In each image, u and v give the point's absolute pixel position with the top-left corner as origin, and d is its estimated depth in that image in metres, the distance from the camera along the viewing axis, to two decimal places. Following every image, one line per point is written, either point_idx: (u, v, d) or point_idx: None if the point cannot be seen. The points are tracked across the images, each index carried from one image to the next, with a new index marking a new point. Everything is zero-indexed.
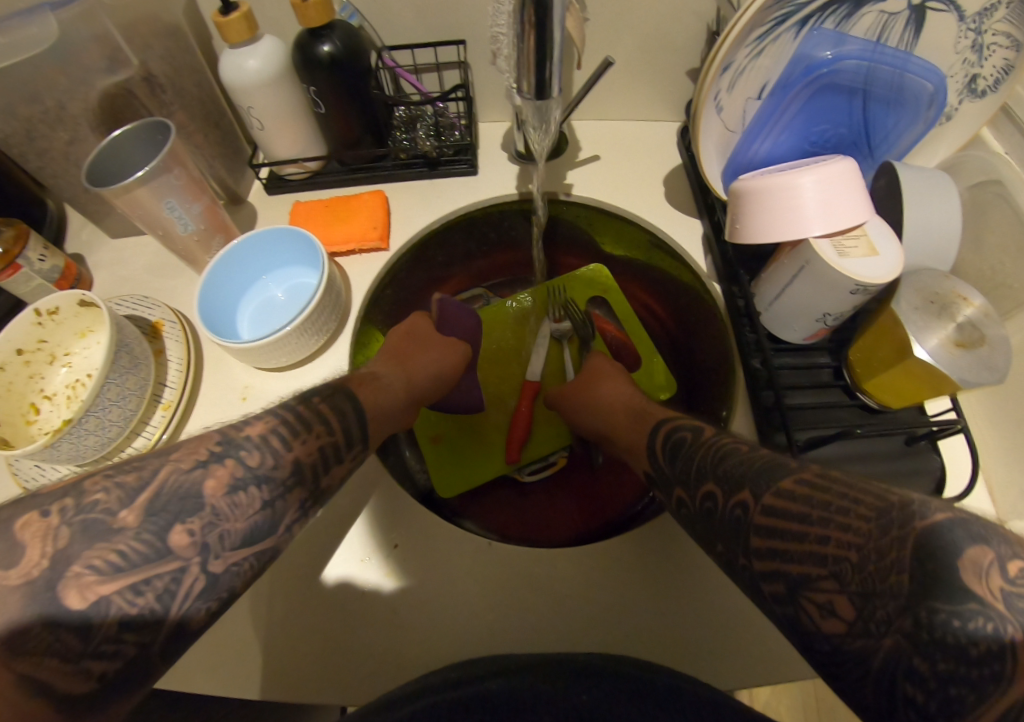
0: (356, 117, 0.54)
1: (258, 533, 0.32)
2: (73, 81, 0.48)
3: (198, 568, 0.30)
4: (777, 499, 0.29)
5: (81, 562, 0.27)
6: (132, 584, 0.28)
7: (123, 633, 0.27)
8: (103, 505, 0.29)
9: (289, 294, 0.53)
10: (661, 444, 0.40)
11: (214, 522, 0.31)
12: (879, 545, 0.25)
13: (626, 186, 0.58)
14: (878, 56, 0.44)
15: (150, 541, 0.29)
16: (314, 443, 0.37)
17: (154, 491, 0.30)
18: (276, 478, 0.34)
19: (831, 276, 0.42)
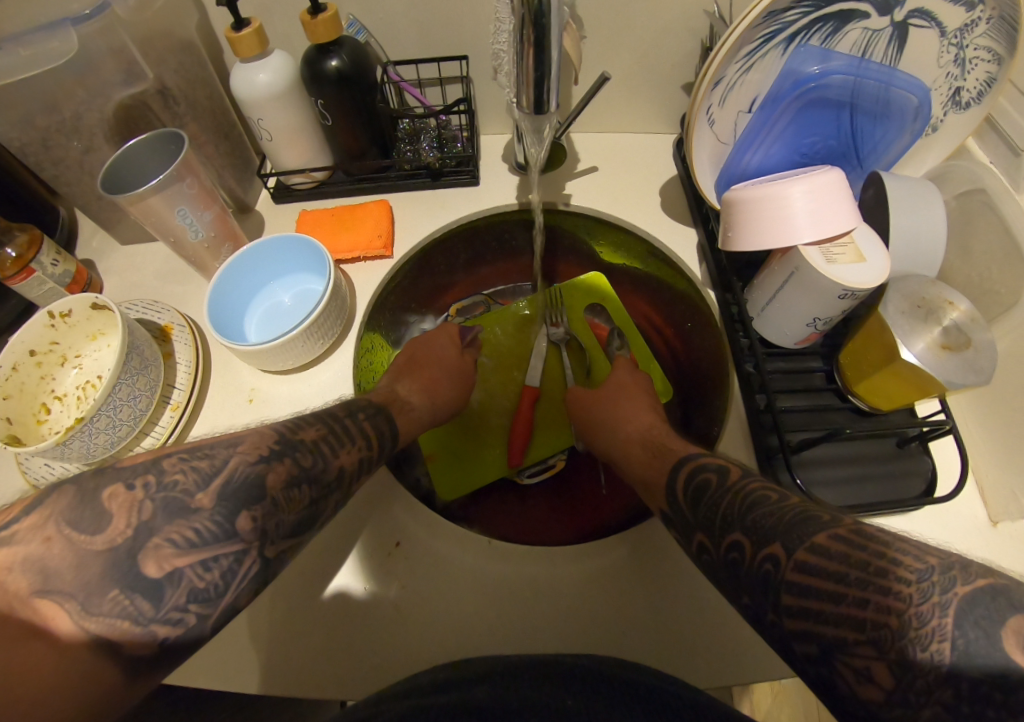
0: (362, 129, 0.56)
1: (304, 526, 0.34)
2: (90, 93, 0.50)
3: (255, 551, 0.31)
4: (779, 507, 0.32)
5: (163, 535, 0.28)
6: (197, 562, 0.29)
7: (191, 604, 0.28)
8: (183, 485, 0.30)
9: (296, 300, 0.54)
10: (684, 487, 0.38)
11: (274, 511, 0.32)
12: (921, 610, 0.24)
13: (622, 197, 0.60)
14: (863, 71, 0.46)
15: (222, 523, 0.30)
16: (356, 452, 0.40)
17: (222, 474, 0.31)
18: (323, 479, 0.36)
19: (819, 282, 0.43)
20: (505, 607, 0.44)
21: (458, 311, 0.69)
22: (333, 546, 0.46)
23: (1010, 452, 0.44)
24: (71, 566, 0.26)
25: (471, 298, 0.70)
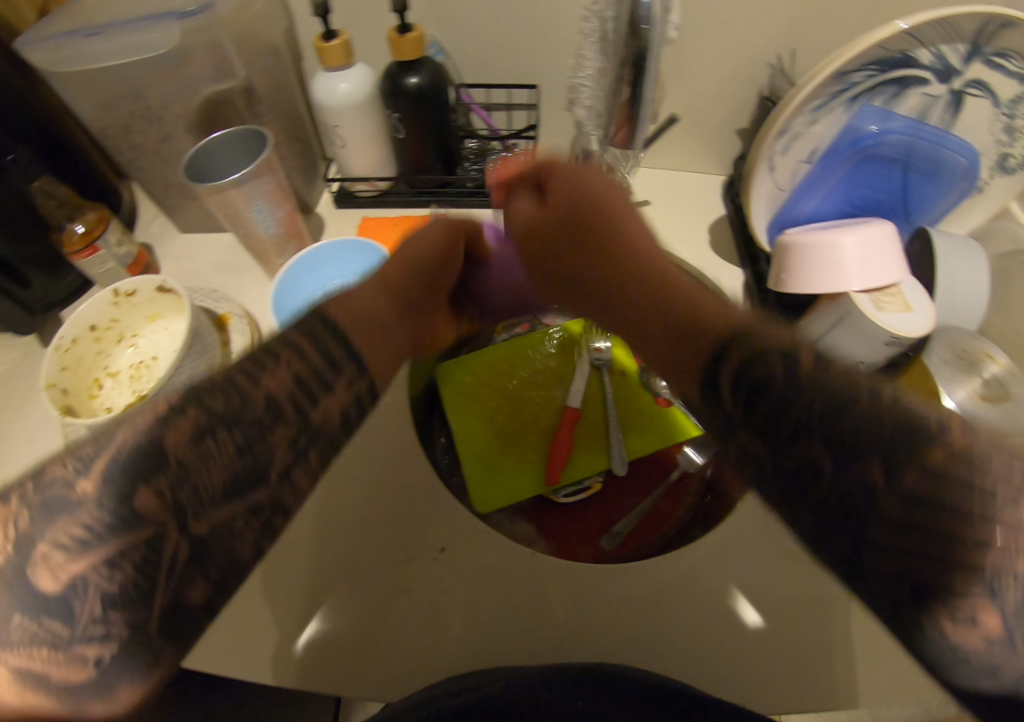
0: (431, 144, 0.59)
1: (241, 482, 0.34)
2: (179, 84, 0.53)
3: (175, 532, 0.30)
4: (815, 375, 0.31)
5: (45, 544, 0.28)
6: (99, 564, 0.28)
7: (109, 613, 0.28)
8: (61, 480, 0.29)
9: (354, 301, 0.56)
10: (735, 379, 0.33)
11: (183, 476, 0.32)
12: (886, 493, 0.27)
13: (673, 230, 0.62)
14: (918, 132, 0.48)
15: (110, 510, 0.29)
16: (282, 373, 0.38)
17: (105, 453, 0.30)
18: (242, 420, 0.35)
19: (869, 327, 0.45)
20: (546, 617, 0.45)
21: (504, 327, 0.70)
22: (379, 544, 0.48)
23: None
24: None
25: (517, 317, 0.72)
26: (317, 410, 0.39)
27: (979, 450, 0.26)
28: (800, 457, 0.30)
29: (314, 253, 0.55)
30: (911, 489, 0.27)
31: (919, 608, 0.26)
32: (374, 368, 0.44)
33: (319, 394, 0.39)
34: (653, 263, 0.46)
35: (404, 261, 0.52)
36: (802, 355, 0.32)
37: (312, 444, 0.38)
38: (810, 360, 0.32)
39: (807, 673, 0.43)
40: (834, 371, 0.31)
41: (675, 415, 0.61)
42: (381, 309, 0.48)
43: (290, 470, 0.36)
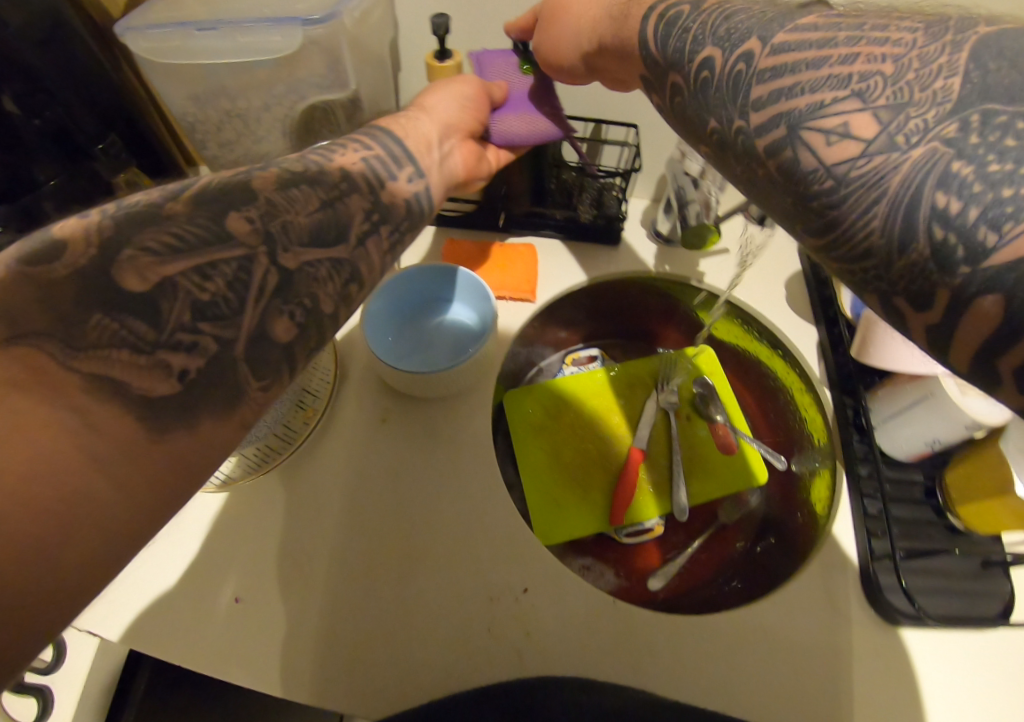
0: (527, 174, 0.58)
1: (322, 233, 0.31)
2: (286, 88, 0.52)
3: (267, 259, 0.28)
4: (775, 61, 0.27)
5: (137, 242, 0.25)
6: (191, 272, 0.26)
7: (201, 323, 0.26)
8: (147, 200, 0.27)
9: (444, 326, 0.56)
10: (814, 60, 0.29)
11: (273, 214, 0.29)
12: (922, 53, 0.23)
13: (751, 283, 0.63)
14: None
15: (204, 227, 0.27)
16: (350, 156, 0.35)
17: (196, 184, 0.29)
18: (326, 180, 0.32)
19: (952, 411, 0.47)
20: (624, 669, 0.45)
21: (573, 361, 0.69)
22: (457, 580, 0.47)
23: None
24: (37, 298, 0.23)
25: (585, 348, 0.71)
26: (387, 193, 0.36)
27: (971, 33, 0.23)
28: (806, 170, 0.25)
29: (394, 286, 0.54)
30: (941, 216, 0.21)
31: (934, 262, 0.21)
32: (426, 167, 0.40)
33: (386, 177, 0.36)
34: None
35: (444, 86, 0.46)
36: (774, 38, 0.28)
37: (386, 222, 0.35)
38: (785, 36, 0.27)
39: None
40: (797, 41, 0.27)
41: (736, 464, 0.62)
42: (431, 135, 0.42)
43: (366, 237, 0.34)
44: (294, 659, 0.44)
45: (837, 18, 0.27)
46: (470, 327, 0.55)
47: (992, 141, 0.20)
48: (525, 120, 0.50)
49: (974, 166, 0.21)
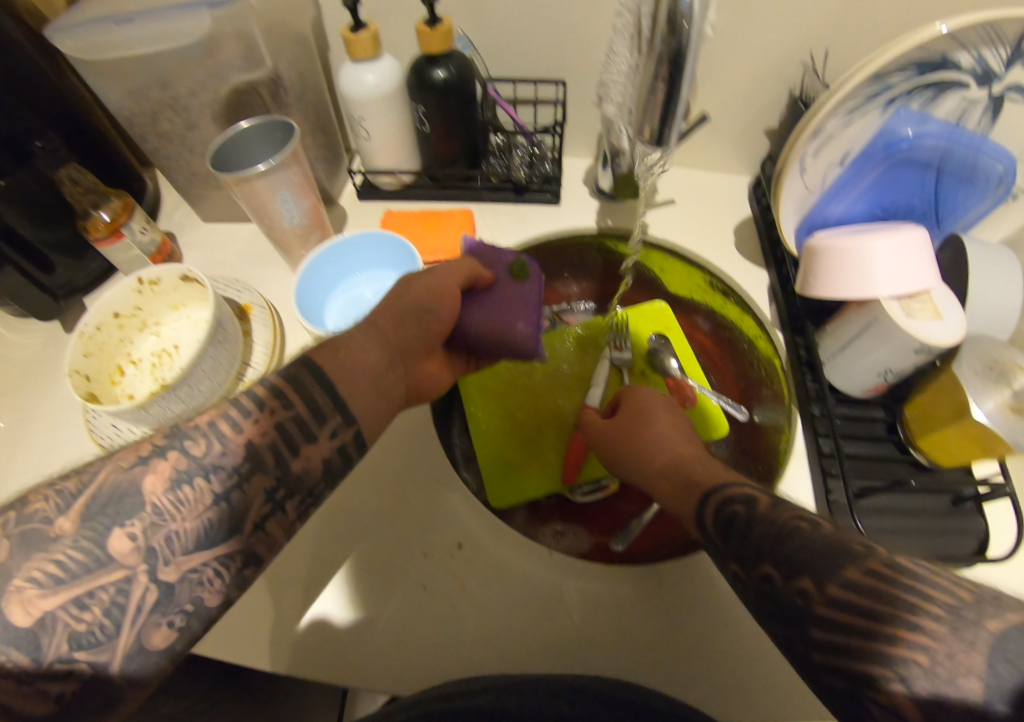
0: (455, 138, 0.58)
1: (211, 535, 0.34)
2: (208, 73, 0.53)
3: (143, 577, 0.32)
4: (723, 498, 0.37)
5: (22, 576, 0.29)
6: (70, 603, 0.30)
7: (75, 652, 0.29)
8: (42, 514, 0.31)
9: (376, 293, 0.56)
10: (712, 516, 0.36)
11: (159, 526, 0.33)
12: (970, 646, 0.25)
13: (698, 230, 0.62)
14: (956, 137, 0.46)
15: (87, 552, 0.31)
16: (264, 422, 0.38)
17: (87, 492, 0.32)
18: (230, 465, 0.36)
19: (897, 334, 0.45)
20: (560, 616, 0.45)
21: None
22: (398, 538, 0.48)
23: None
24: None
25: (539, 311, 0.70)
26: (297, 460, 0.38)
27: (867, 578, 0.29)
28: (746, 524, 0.35)
29: (325, 254, 0.54)
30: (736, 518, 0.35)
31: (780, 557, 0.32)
32: (358, 415, 0.42)
33: (301, 442, 0.38)
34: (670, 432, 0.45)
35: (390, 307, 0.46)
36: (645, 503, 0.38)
37: (292, 494, 0.38)
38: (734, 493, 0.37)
39: None
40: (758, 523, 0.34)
41: (694, 416, 0.59)
42: (373, 363, 0.43)
43: (265, 520, 0.36)
44: (234, 629, 0.43)
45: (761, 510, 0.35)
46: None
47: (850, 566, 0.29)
48: (499, 312, 0.49)
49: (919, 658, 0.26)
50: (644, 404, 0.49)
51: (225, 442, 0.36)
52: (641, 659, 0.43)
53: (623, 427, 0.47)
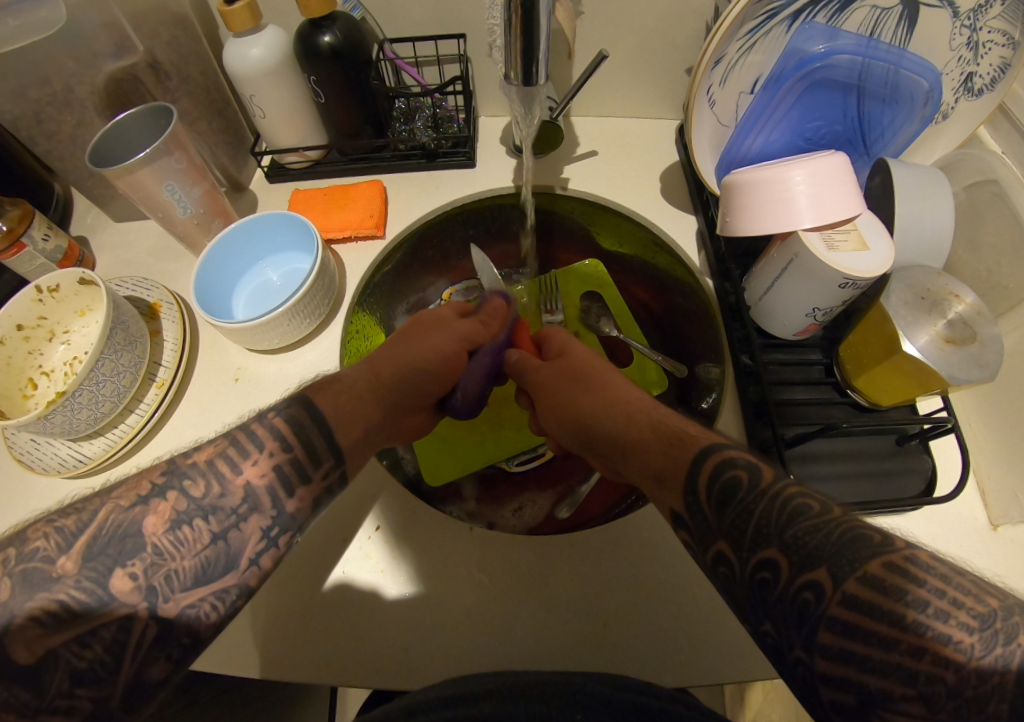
0: (355, 108, 0.56)
1: (210, 571, 0.33)
2: (81, 66, 0.49)
3: (145, 614, 0.30)
4: (721, 462, 0.34)
5: (24, 614, 0.28)
6: (72, 639, 0.28)
7: (77, 688, 0.28)
8: (42, 553, 0.30)
9: (284, 279, 0.54)
10: (707, 486, 0.34)
11: (158, 564, 0.31)
12: (981, 666, 0.24)
13: (621, 182, 0.60)
14: (872, 51, 0.44)
15: (91, 587, 0.29)
16: (265, 462, 0.36)
17: (89, 530, 0.31)
18: (223, 507, 0.34)
19: (820, 269, 0.42)
20: (495, 591, 0.43)
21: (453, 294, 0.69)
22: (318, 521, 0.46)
23: (1012, 447, 0.43)
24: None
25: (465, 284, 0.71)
26: (292, 500, 0.37)
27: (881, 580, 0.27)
28: (741, 505, 0.32)
29: (219, 247, 0.52)
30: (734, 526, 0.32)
31: (789, 551, 0.29)
32: (351, 458, 0.41)
33: (296, 482, 0.37)
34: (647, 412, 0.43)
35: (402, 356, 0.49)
36: (717, 544, 0.32)
37: (286, 530, 0.36)
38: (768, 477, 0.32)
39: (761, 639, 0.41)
40: (769, 505, 0.31)
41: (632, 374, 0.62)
42: (371, 413, 0.44)
43: (261, 555, 0.35)
44: None
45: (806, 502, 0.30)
46: (307, 266, 0.53)
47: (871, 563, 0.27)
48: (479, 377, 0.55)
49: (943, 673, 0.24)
50: (567, 351, 0.52)
51: (222, 478, 0.35)
52: (569, 629, 0.42)
53: (555, 379, 0.50)
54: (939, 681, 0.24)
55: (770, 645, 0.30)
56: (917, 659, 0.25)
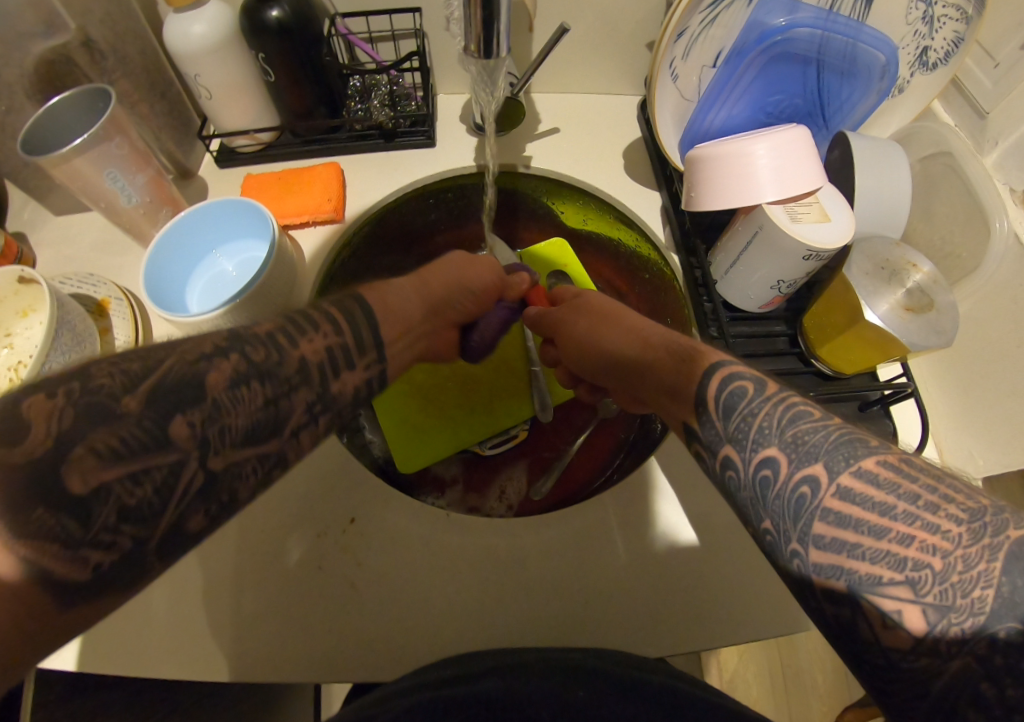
0: (307, 86, 0.54)
1: (259, 433, 0.31)
2: (6, 46, 0.45)
3: (196, 462, 0.28)
4: (728, 371, 0.35)
5: (85, 443, 0.25)
6: (126, 476, 0.26)
7: (123, 525, 0.25)
8: (107, 388, 0.26)
9: (239, 268, 0.52)
10: (714, 394, 0.35)
11: (216, 415, 0.29)
12: (968, 554, 0.23)
13: (586, 159, 0.59)
14: (831, 24, 0.44)
15: (151, 429, 0.27)
16: (321, 342, 0.36)
17: (154, 374, 0.28)
18: (279, 373, 0.32)
19: (784, 241, 0.42)
20: (477, 577, 0.43)
21: None
22: (289, 518, 0.45)
23: (970, 408, 0.46)
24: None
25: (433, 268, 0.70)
26: (337, 382, 0.36)
27: (865, 466, 0.27)
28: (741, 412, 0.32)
29: (168, 234, 0.49)
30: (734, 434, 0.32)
31: (785, 444, 0.29)
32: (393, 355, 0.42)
33: (344, 368, 0.37)
34: (654, 335, 0.44)
35: (451, 275, 0.50)
36: (721, 449, 0.33)
37: (328, 412, 0.36)
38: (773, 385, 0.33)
39: (738, 602, 0.42)
40: (767, 408, 0.32)
41: None
42: (414, 316, 0.45)
43: (302, 430, 0.34)
44: (132, 646, 0.40)
45: (805, 406, 0.31)
46: (263, 254, 0.51)
47: (858, 453, 0.28)
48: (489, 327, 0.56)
49: (931, 560, 0.24)
50: (581, 295, 0.53)
51: (280, 347, 0.33)
52: (549, 610, 0.42)
53: (567, 320, 0.51)
54: (925, 568, 0.24)
55: (769, 541, 0.30)
56: (905, 546, 0.25)
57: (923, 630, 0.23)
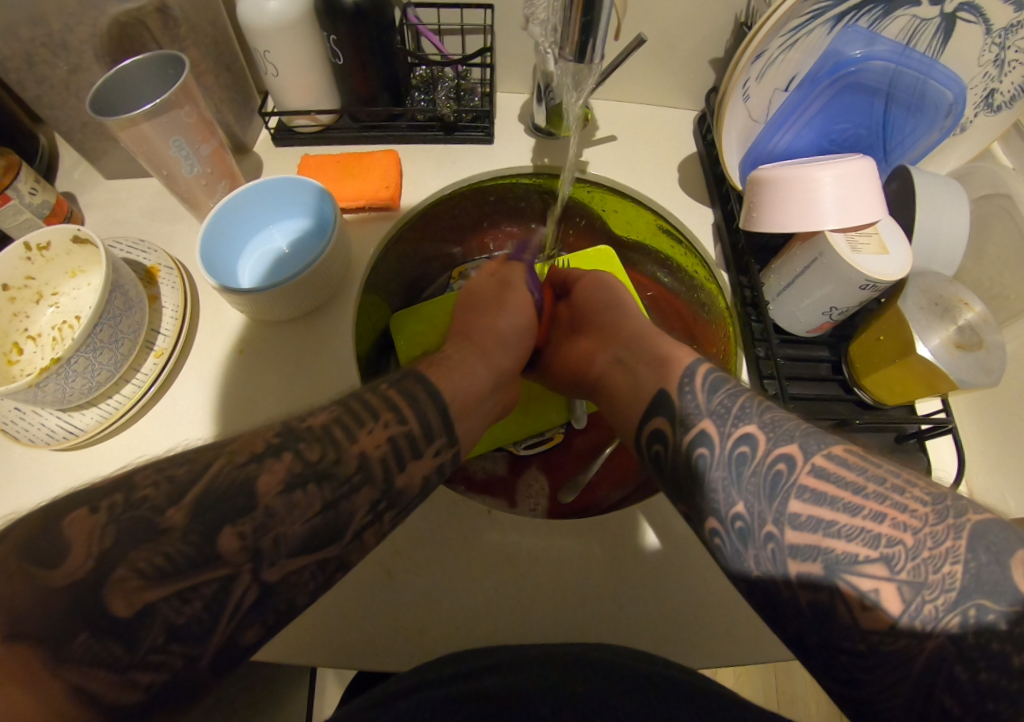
0: (373, 73, 0.54)
1: (314, 543, 0.30)
2: (82, 6, 0.45)
3: (245, 578, 0.27)
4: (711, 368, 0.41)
5: (127, 567, 0.24)
6: (168, 596, 0.25)
7: (158, 649, 0.24)
8: (148, 505, 0.26)
9: (293, 248, 0.53)
10: (702, 374, 0.40)
11: (266, 528, 0.28)
12: (936, 532, 0.27)
13: (642, 168, 0.59)
14: (905, 60, 0.45)
15: (194, 548, 0.26)
16: (381, 431, 0.35)
17: (200, 485, 0.28)
18: (335, 475, 0.32)
19: (843, 269, 0.43)
20: (514, 573, 0.43)
21: (460, 274, 0.71)
22: None
23: (1004, 446, 0.47)
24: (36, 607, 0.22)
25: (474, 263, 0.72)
26: (403, 476, 0.35)
27: (833, 451, 0.31)
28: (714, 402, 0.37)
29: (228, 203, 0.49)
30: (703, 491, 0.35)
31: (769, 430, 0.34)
32: (461, 433, 0.40)
33: (409, 457, 0.35)
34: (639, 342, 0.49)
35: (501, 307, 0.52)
36: (708, 432, 0.36)
37: (393, 507, 0.34)
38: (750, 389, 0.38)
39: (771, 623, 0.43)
40: (755, 408, 0.36)
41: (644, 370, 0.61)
42: (481, 389, 0.44)
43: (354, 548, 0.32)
44: None
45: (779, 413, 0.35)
46: (314, 230, 0.52)
47: (819, 443, 0.32)
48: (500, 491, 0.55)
49: (907, 541, 0.27)
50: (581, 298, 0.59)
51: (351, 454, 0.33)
52: (581, 612, 0.42)
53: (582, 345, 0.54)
54: (898, 543, 0.27)
55: (737, 529, 0.32)
56: (879, 523, 0.28)
57: (900, 609, 0.26)
